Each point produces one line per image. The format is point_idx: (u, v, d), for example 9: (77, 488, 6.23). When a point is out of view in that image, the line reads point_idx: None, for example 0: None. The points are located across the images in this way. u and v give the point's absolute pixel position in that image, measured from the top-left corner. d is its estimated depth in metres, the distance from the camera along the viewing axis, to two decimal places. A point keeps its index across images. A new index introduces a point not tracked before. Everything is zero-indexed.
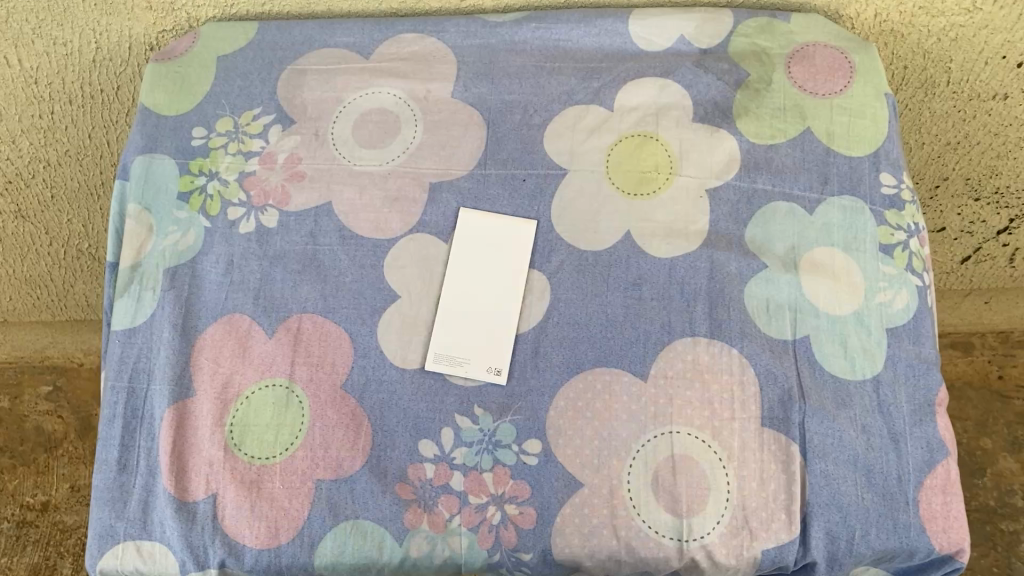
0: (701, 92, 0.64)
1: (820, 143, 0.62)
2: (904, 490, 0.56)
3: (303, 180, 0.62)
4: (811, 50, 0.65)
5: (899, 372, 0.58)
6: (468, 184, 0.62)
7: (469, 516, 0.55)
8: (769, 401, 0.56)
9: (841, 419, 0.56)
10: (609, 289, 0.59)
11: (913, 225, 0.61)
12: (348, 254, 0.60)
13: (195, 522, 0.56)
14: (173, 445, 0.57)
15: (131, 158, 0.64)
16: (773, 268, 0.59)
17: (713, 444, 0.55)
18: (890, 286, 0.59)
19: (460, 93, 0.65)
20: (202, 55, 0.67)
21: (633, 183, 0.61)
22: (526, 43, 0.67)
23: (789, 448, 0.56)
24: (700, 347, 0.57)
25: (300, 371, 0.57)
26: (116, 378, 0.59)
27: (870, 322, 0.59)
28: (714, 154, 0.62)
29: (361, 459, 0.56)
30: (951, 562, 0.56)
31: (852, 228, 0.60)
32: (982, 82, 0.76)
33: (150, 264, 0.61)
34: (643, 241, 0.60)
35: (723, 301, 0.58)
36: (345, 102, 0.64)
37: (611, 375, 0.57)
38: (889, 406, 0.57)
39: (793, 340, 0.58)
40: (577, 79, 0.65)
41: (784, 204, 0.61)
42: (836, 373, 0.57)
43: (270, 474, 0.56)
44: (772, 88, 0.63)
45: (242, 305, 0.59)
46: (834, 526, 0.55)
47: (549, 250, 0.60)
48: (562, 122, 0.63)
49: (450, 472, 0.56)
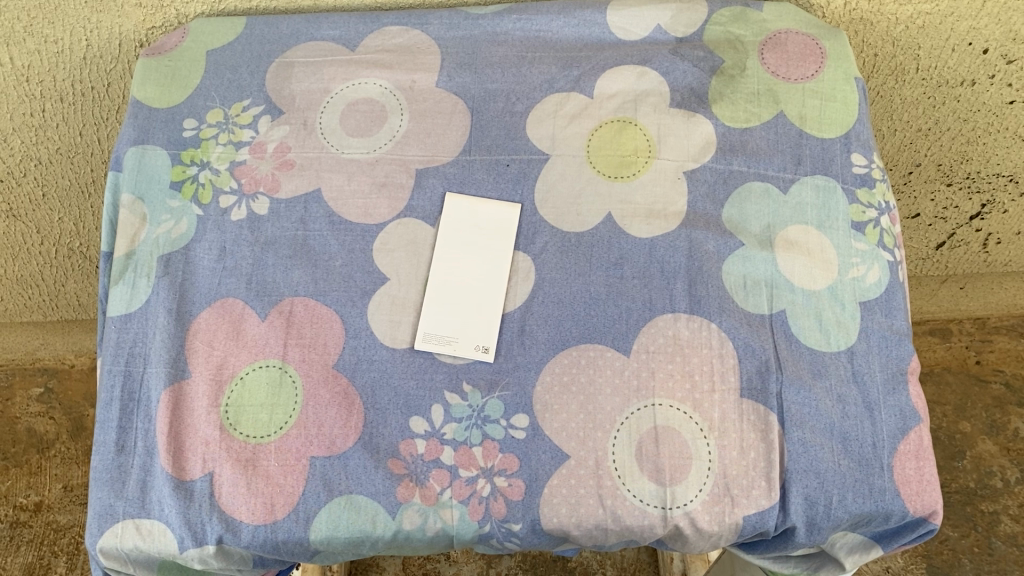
0: (677, 78, 0.66)
1: (794, 126, 0.64)
2: (879, 455, 0.58)
3: (292, 169, 0.64)
4: (783, 37, 0.67)
5: (873, 343, 0.60)
6: (454, 170, 0.64)
7: (460, 489, 0.57)
8: (747, 373, 0.58)
9: (817, 389, 0.58)
10: (592, 269, 0.61)
11: (883, 203, 0.64)
12: (338, 239, 0.62)
13: (192, 500, 0.57)
14: (170, 426, 0.58)
15: (123, 150, 0.65)
16: (750, 246, 0.61)
17: (695, 415, 0.57)
18: (863, 261, 0.62)
19: (445, 83, 0.66)
20: (192, 49, 0.69)
21: (613, 167, 0.63)
22: (507, 35, 0.69)
23: (767, 417, 0.57)
24: (681, 322, 0.59)
25: (293, 352, 0.59)
26: (112, 363, 0.60)
27: (843, 295, 0.61)
28: (691, 138, 0.64)
29: (354, 436, 0.58)
30: (925, 524, 0.59)
31: (826, 207, 0.62)
32: (949, 69, 0.79)
33: (144, 252, 0.62)
34: (624, 222, 0.62)
35: (701, 279, 0.60)
36: (333, 93, 0.66)
37: (595, 351, 0.59)
38: (864, 376, 0.59)
39: (770, 314, 0.60)
40: (558, 68, 0.67)
41: (759, 184, 0.63)
42: (812, 345, 0.59)
43: (265, 452, 0.57)
44: (746, 74, 0.66)
45: (236, 290, 0.61)
46: (812, 491, 0.57)
47: (533, 233, 0.62)
48: (543, 109, 0.65)
49: (441, 447, 0.58)
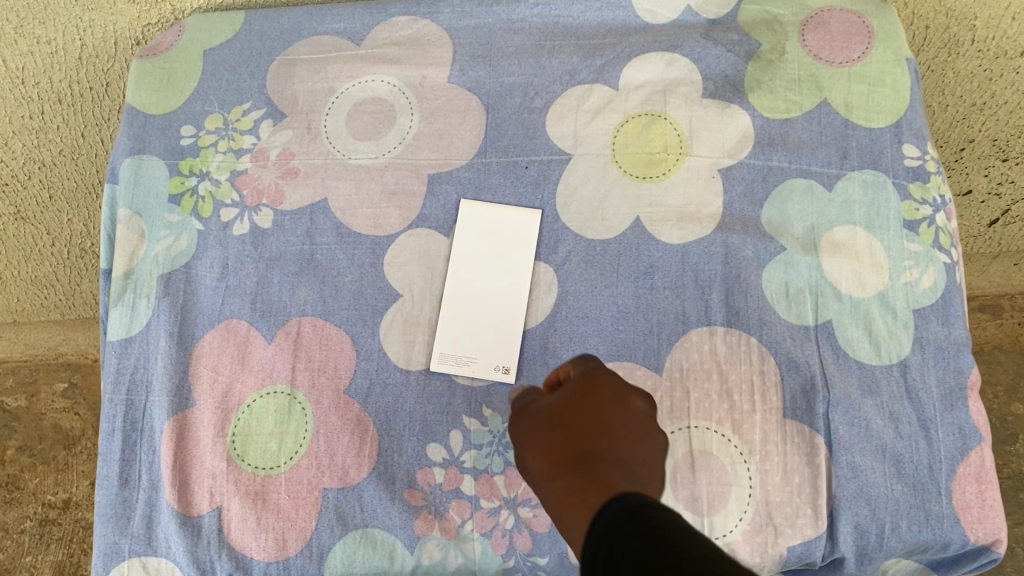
0: (710, 65, 0.60)
1: (838, 115, 0.59)
2: (936, 479, 0.53)
3: (297, 177, 0.59)
4: (826, 15, 0.61)
5: (928, 354, 0.55)
6: (468, 174, 0.59)
7: (482, 521, 0.53)
8: (791, 391, 0.54)
9: (867, 408, 0.54)
10: (620, 280, 0.57)
11: (939, 198, 0.58)
12: (347, 253, 0.58)
13: (200, 537, 0.54)
14: (174, 458, 0.55)
15: (120, 160, 0.61)
16: (792, 250, 0.57)
17: (735, 438, 0.53)
18: (916, 264, 0.56)
19: (458, 78, 0.62)
20: (190, 48, 0.64)
21: (641, 166, 0.58)
22: (524, 21, 0.63)
23: (813, 439, 0.53)
24: (717, 337, 0.55)
25: (301, 377, 0.55)
26: (113, 391, 0.57)
27: (895, 303, 0.56)
28: (726, 132, 0.59)
29: (368, 467, 0.54)
30: (988, 553, 0.54)
31: (875, 205, 0.57)
32: (1009, 39, 0.72)
33: (143, 271, 0.59)
34: (653, 226, 0.57)
35: (740, 288, 0.56)
36: (338, 92, 0.61)
37: (624, 370, 0.55)
38: (918, 391, 0.54)
39: (815, 325, 0.55)
40: (579, 57, 0.61)
41: (802, 181, 0.58)
42: (861, 358, 0.55)
43: (275, 485, 0.54)
44: (786, 59, 0.60)
45: (239, 311, 0.57)
46: (862, 519, 0.53)
47: (555, 241, 0.58)
48: (565, 104, 0.60)
49: (461, 476, 0.54)
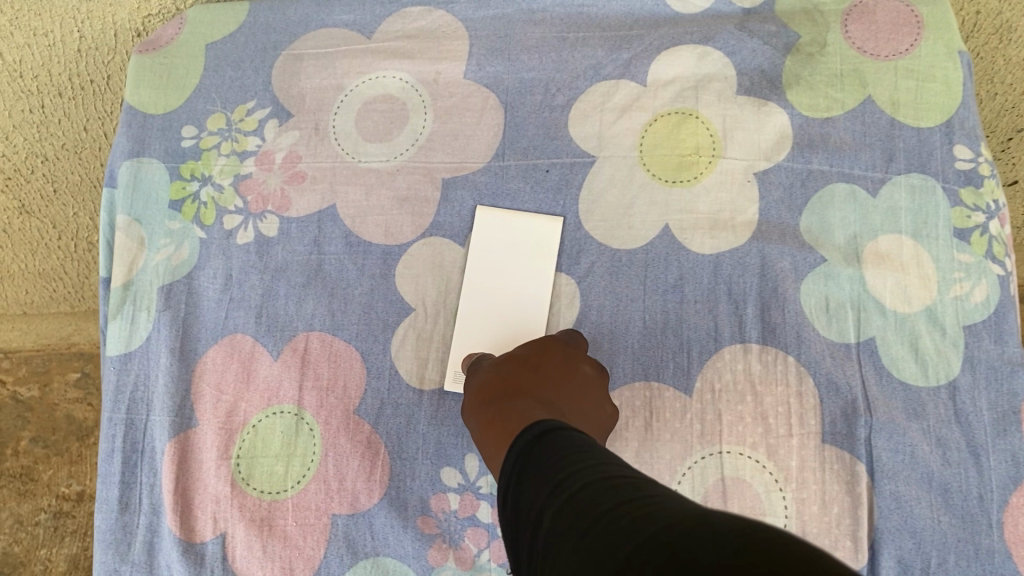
0: (746, 59, 0.56)
1: (884, 114, 0.54)
2: (987, 511, 0.49)
3: (304, 181, 0.56)
4: (871, 4, 0.56)
5: (980, 375, 0.51)
6: (484, 179, 0.56)
7: (498, 550, 0.51)
8: (830, 415, 0.50)
9: (912, 433, 0.50)
10: (648, 293, 0.53)
11: (993, 204, 0.53)
12: (356, 264, 0.55)
13: (204, 566, 0.52)
14: (176, 482, 0.53)
15: (119, 163, 0.58)
16: (833, 261, 0.52)
17: (769, 464, 0.50)
18: (967, 277, 0.52)
19: (474, 73, 0.57)
20: (191, 42, 0.60)
21: (671, 169, 0.54)
22: (546, 12, 0.58)
23: (854, 467, 0.49)
24: (751, 356, 0.51)
25: (309, 397, 0.53)
26: (113, 410, 0.55)
27: (943, 320, 0.52)
28: (763, 132, 0.54)
29: (379, 492, 0.51)
30: None
31: (922, 212, 0.53)
32: None
33: (144, 282, 0.56)
34: (683, 235, 0.54)
35: (777, 302, 0.52)
36: (347, 89, 0.58)
37: (652, 391, 0.52)
38: (968, 415, 0.50)
39: (857, 343, 0.51)
40: (605, 50, 0.57)
41: (844, 185, 0.54)
42: (905, 379, 0.51)
43: (282, 510, 0.52)
44: (827, 52, 0.55)
45: (244, 325, 0.54)
46: (906, 553, 0.49)
47: (578, 251, 0.54)
48: (589, 101, 0.56)
49: (476, 503, 0.51)
